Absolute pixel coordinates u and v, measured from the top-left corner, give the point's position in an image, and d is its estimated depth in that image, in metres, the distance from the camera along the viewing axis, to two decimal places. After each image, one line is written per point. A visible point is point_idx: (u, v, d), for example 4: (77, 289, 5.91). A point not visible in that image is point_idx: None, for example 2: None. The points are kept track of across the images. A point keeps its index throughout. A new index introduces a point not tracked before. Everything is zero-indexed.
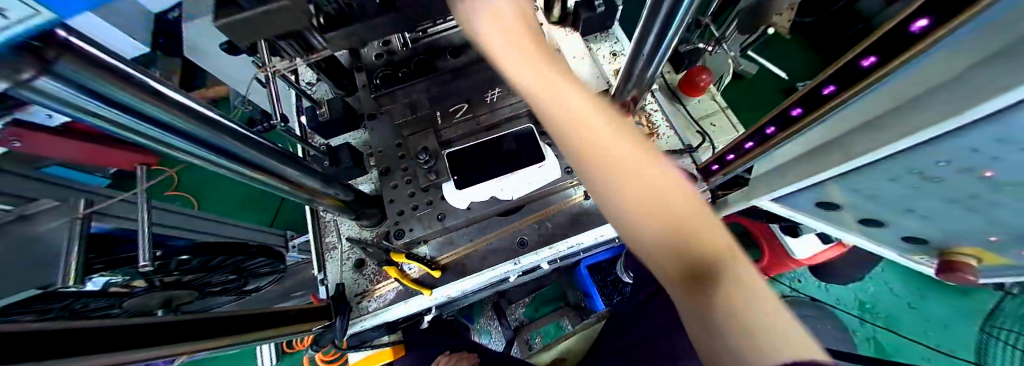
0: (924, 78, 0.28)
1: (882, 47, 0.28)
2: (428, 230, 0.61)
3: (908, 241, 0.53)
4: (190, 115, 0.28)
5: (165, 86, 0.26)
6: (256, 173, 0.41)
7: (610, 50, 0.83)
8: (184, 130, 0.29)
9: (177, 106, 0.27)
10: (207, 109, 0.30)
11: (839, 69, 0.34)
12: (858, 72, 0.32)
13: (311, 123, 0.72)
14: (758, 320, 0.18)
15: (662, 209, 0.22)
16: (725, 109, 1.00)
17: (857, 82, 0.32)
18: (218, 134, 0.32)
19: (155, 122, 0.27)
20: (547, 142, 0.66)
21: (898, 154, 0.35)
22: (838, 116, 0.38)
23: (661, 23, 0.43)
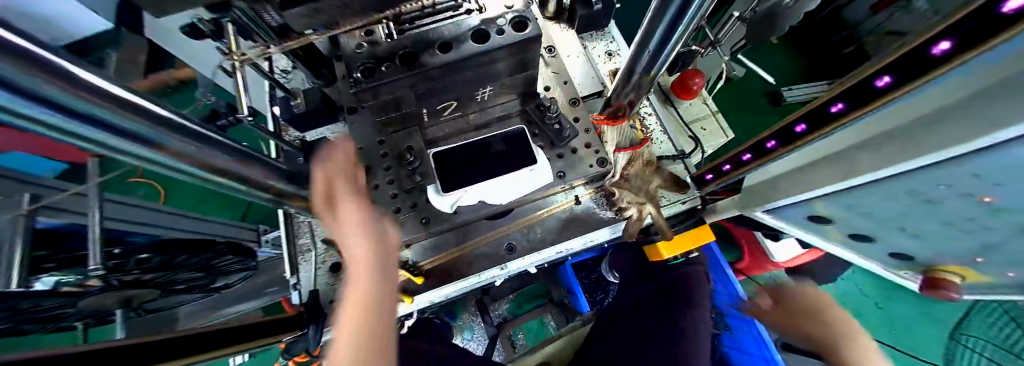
0: (928, 102, 0.28)
1: (900, 67, 0.27)
2: (411, 235, 0.57)
3: (893, 256, 0.54)
4: (139, 116, 0.24)
5: (112, 84, 0.22)
6: (213, 174, 0.36)
7: (605, 48, 0.80)
8: (120, 128, 0.24)
9: (126, 105, 0.23)
10: (156, 106, 0.26)
11: (852, 89, 0.33)
12: (870, 94, 0.31)
13: (284, 114, 0.66)
14: None
15: None
16: (716, 113, 1.00)
17: (869, 103, 0.31)
18: (163, 132, 0.27)
19: (105, 127, 0.23)
20: (540, 144, 0.63)
21: (899, 175, 0.35)
22: (841, 134, 0.38)
23: (667, 26, 0.41)
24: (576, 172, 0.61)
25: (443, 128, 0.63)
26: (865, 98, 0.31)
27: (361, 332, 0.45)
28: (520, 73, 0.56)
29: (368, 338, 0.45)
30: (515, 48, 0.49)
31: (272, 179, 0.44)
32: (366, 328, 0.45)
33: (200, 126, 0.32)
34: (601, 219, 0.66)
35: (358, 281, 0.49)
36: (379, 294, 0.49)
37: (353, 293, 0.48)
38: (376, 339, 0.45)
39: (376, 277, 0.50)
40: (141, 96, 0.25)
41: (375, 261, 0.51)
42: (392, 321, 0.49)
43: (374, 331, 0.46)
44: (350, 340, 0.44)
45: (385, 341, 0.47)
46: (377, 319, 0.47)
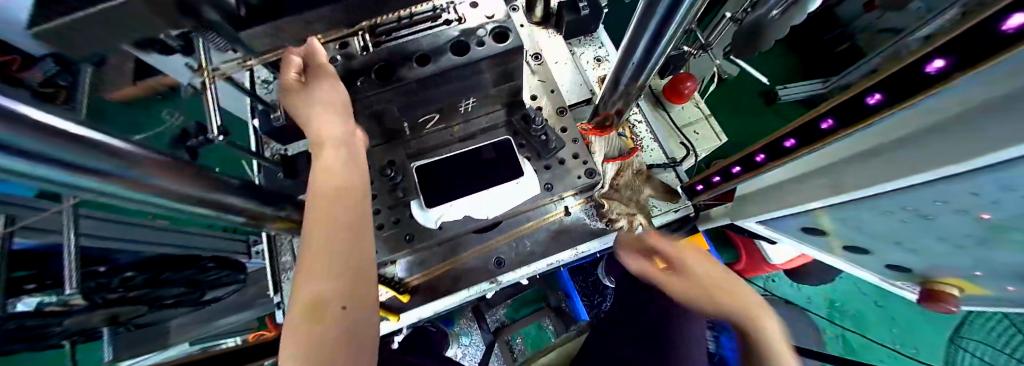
0: (919, 120, 0.27)
1: (891, 84, 0.26)
2: (394, 253, 0.55)
3: (892, 268, 0.53)
4: (107, 155, 0.23)
5: (83, 127, 0.21)
6: (179, 201, 0.35)
7: (593, 54, 0.79)
8: (89, 166, 0.23)
9: (94, 146, 0.22)
10: (125, 143, 0.25)
11: (842, 105, 0.31)
12: (863, 112, 0.30)
13: (264, 126, 0.61)
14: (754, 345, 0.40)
15: None
16: (709, 116, 0.98)
17: (862, 119, 0.30)
18: (131, 168, 0.26)
19: (71, 168, 0.22)
20: (526, 155, 0.62)
21: (892, 191, 0.33)
22: (838, 148, 0.37)
23: (650, 33, 0.39)
24: (564, 184, 0.59)
25: (426, 140, 0.61)
26: (856, 113, 0.30)
27: (328, 279, 0.36)
28: (503, 83, 0.55)
29: (333, 288, 0.36)
30: (497, 60, 0.48)
31: (242, 202, 0.42)
32: (334, 277, 0.36)
33: (168, 155, 0.31)
34: (592, 230, 0.64)
35: (322, 219, 0.38)
36: (349, 239, 0.39)
37: (313, 237, 0.38)
38: (345, 291, 0.36)
39: (345, 219, 0.40)
40: (107, 132, 0.24)
41: (346, 199, 0.41)
42: (368, 274, 0.40)
43: (343, 282, 0.37)
44: (316, 291, 0.35)
45: (356, 292, 0.38)
46: (348, 265, 0.38)
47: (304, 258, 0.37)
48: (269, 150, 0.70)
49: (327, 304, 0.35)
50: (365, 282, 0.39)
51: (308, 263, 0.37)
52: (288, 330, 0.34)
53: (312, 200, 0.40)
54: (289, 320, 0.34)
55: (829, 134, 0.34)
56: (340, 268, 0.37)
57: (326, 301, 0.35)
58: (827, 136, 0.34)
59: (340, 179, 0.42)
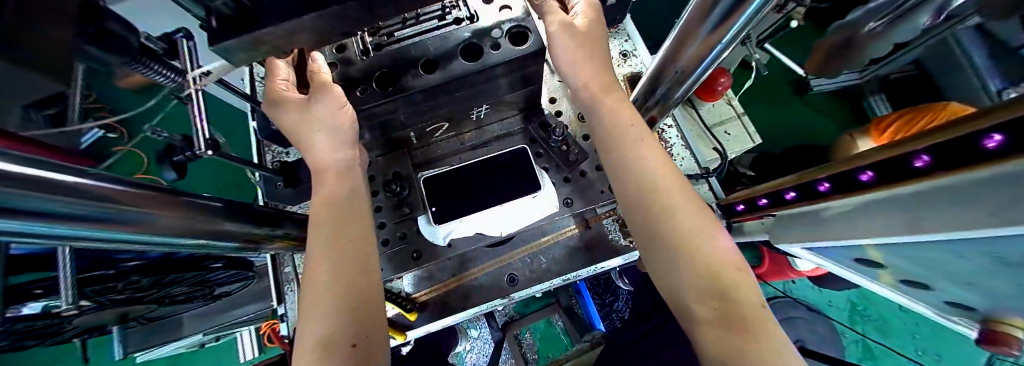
0: (993, 170, 0.20)
1: (1008, 117, 0.18)
2: (400, 271, 0.52)
3: (950, 303, 0.47)
4: (60, 196, 0.21)
5: (27, 167, 0.19)
6: (154, 235, 0.31)
7: (619, 49, 0.71)
8: (25, 210, 0.20)
9: (37, 184, 0.19)
10: (81, 178, 0.22)
11: (947, 144, 0.23)
12: (978, 155, 0.20)
13: (263, 132, 0.57)
14: (775, 344, 0.26)
15: (697, 252, 0.31)
16: (742, 115, 0.90)
17: (971, 165, 0.21)
18: (81, 207, 0.23)
19: (7, 210, 0.19)
20: (543, 165, 0.56)
21: (978, 240, 0.28)
22: (921, 193, 0.28)
23: (703, 36, 0.33)
24: (585, 201, 0.53)
25: (435, 149, 0.57)
26: (969, 157, 0.21)
27: (325, 305, 0.33)
28: (520, 89, 0.49)
29: (339, 325, 0.32)
30: (514, 65, 0.42)
31: (231, 223, 0.40)
32: (334, 313, 0.33)
33: (129, 183, 0.27)
34: (615, 246, 0.59)
35: (324, 245, 0.36)
36: (355, 261, 0.36)
37: (316, 263, 0.35)
38: (347, 325, 0.32)
39: (346, 241, 0.37)
40: (62, 170, 0.21)
41: (342, 222, 0.38)
42: (368, 302, 0.35)
43: (341, 311, 0.33)
44: (317, 332, 0.32)
45: (361, 327, 0.33)
46: (345, 295, 0.34)
47: (307, 286, 0.35)
48: (271, 154, 0.67)
49: (333, 342, 0.31)
50: (371, 306, 0.35)
51: (310, 290, 0.34)
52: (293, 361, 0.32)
53: (312, 226, 0.38)
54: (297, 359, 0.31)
55: (924, 174, 0.26)
56: (337, 298, 0.33)
57: (336, 335, 0.32)
58: (921, 176, 0.26)
59: (338, 205, 0.39)
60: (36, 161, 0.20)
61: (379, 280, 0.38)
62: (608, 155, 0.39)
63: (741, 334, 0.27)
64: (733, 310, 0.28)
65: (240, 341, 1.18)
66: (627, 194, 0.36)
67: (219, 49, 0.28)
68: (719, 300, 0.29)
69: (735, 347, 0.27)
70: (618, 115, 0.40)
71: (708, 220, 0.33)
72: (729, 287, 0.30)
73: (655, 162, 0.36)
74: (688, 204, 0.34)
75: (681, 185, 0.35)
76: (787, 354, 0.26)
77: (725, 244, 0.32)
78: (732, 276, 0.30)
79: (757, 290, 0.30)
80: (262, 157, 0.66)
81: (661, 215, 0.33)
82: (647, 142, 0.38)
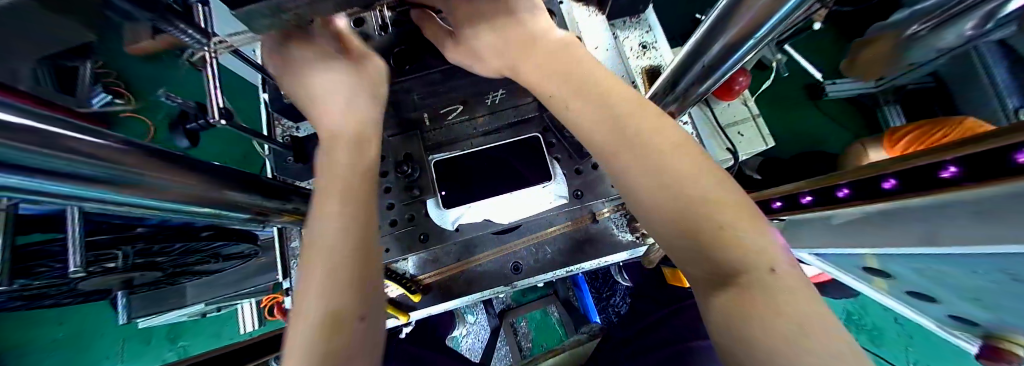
0: (1010, 185, 0.20)
1: None
2: (407, 253, 0.52)
3: (954, 318, 0.48)
4: (75, 155, 0.20)
5: (38, 120, 0.18)
6: (165, 201, 0.31)
7: (639, 42, 0.70)
8: (41, 166, 0.19)
9: (52, 139, 0.19)
10: (87, 137, 0.22)
11: (972, 157, 0.22)
12: (1006, 167, 0.20)
13: (273, 105, 0.57)
14: (784, 311, 0.21)
15: (680, 211, 0.27)
16: (757, 116, 0.88)
17: (994, 177, 0.21)
18: (90, 168, 0.22)
19: (33, 168, 0.19)
20: (555, 156, 0.56)
21: (999, 256, 0.28)
22: (935, 208, 0.28)
23: (730, 38, 0.33)
24: (595, 193, 0.53)
25: (446, 133, 0.57)
26: (997, 169, 0.21)
27: (323, 277, 0.30)
28: None
29: (348, 299, 0.30)
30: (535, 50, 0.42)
31: (241, 195, 0.39)
32: (339, 286, 0.30)
33: (135, 147, 0.26)
34: (620, 241, 0.59)
35: (332, 215, 0.34)
36: (360, 232, 0.34)
37: (322, 234, 0.33)
38: (354, 299, 0.30)
39: (352, 212, 0.35)
40: (73, 129, 0.21)
41: (348, 192, 0.36)
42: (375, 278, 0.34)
43: (347, 284, 0.30)
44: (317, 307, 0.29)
45: (367, 303, 0.31)
46: (354, 268, 0.32)
47: (306, 259, 0.33)
48: (280, 128, 0.66)
49: (344, 319, 0.29)
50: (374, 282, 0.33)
51: (310, 261, 0.32)
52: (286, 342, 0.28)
53: (318, 196, 0.36)
54: (294, 337, 0.28)
55: (948, 184, 0.25)
56: (340, 268, 0.31)
57: (344, 310, 0.29)
58: (945, 186, 0.25)
59: (350, 177, 0.37)
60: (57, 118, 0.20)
61: (380, 255, 0.36)
62: (572, 115, 0.36)
63: (743, 295, 0.23)
64: (730, 271, 0.24)
65: (242, 313, 1.20)
66: (601, 148, 0.33)
67: (240, 15, 0.28)
68: (715, 262, 0.25)
69: (739, 314, 0.22)
70: (597, 69, 0.37)
71: (698, 168, 0.28)
72: (727, 246, 0.24)
73: (630, 116, 0.32)
74: (677, 158, 0.29)
75: (660, 136, 0.31)
76: (804, 325, 0.20)
77: (717, 191, 0.27)
78: (737, 231, 0.24)
79: (772, 248, 0.24)
80: (272, 131, 0.66)
81: (629, 166, 0.31)
82: (628, 98, 0.34)
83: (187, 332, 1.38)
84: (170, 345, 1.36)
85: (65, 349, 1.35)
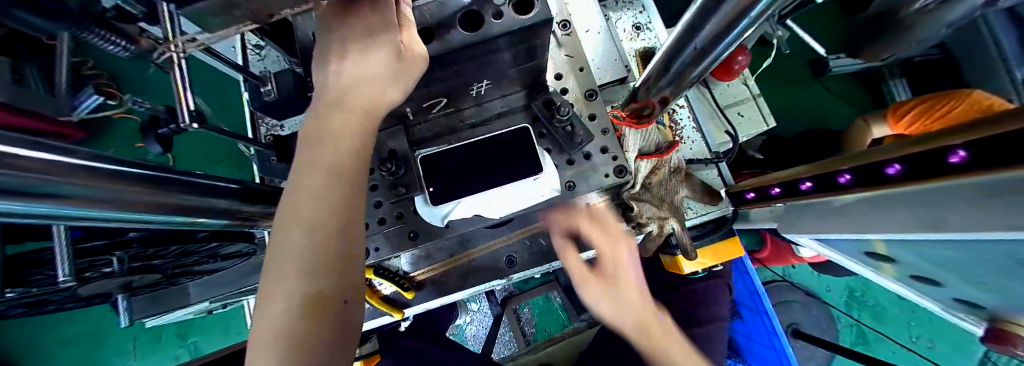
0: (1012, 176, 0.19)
1: None
2: (398, 251, 0.51)
3: (958, 300, 0.47)
4: (37, 180, 0.19)
5: (14, 145, 0.17)
6: (141, 214, 0.30)
7: (633, 22, 0.66)
8: (8, 191, 0.18)
9: (24, 166, 0.18)
10: (60, 157, 0.21)
11: (987, 140, 0.21)
12: (1017, 152, 0.18)
13: (254, 102, 0.55)
14: None
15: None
16: (757, 96, 0.86)
17: (999, 164, 0.20)
18: (64, 187, 0.21)
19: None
20: (545, 147, 0.54)
21: (1002, 244, 0.27)
22: (933, 197, 0.27)
23: (722, 22, 0.31)
24: (588, 184, 0.51)
25: (432, 127, 0.54)
26: (1002, 157, 0.20)
27: (298, 254, 0.29)
28: (528, 62, 0.46)
29: (329, 280, 0.29)
30: (517, 37, 0.38)
31: (221, 201, 0.38)
32: (310, 270, 0.29)
33: (110, 162, 0.25)
34: None
35: (309, 187, 0.31)
36: (337, 205, 0.31)
37: (294, 203, 0.30)
38: (337, 283, 0.30)
39: (330, 187, 0.31)
40: (49, 149, 0.20)
41: (330, 169, 0.32)
42: (356, 263, 0.33)
43: (317, 269, 0.29)
44: (292, 287, 0.28)
45: (350, 285, 0.32)
46: (333, 256, 0.30)
47: (274, 242, 0.30)
48: (264, 127, 0.64)
49: (328, 300, 0.29)
50: (354, 262, 0.33)
51: (283, 232, 0.29)
52: (257, 329, 0.28)
53: (298, 165, 0.32)
54: (261, 312, 0.28)
55: (956, 171, 0.24)
56: (311, 250, 0.29)
57: (324, 294, 0.29)
58: (952, 173, 0.24)
59: (341, 156, 0.33)
60: (20, 139, 0.19)
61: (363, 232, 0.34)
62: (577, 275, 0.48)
63: None
64: None
65: (248, 310, 1.22)
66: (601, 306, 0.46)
67: (193, 14, 0.26)
68: None
69: None
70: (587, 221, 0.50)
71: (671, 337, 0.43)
72: None
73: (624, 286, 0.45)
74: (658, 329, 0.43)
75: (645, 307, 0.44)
76: None
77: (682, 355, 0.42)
78: None
79: None
80: (256, 130, 0.64)
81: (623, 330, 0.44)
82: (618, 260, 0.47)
83: (194, 329, 1.40)
84: (181, 341, 1.40)
85: (77, 348, 1.38)
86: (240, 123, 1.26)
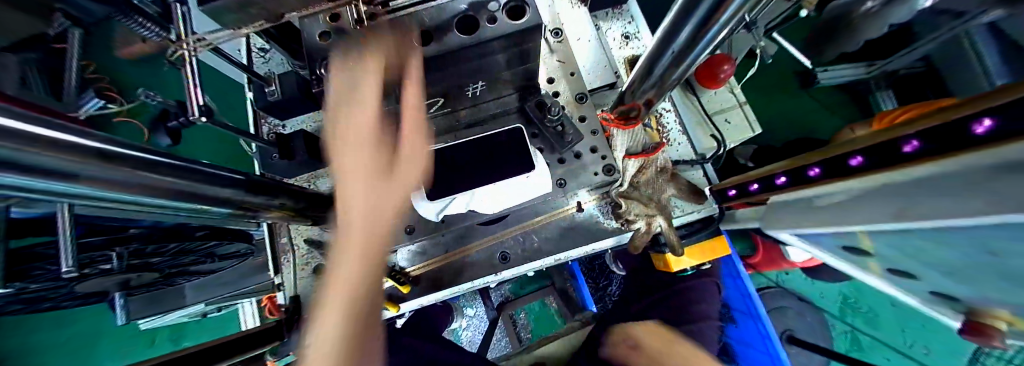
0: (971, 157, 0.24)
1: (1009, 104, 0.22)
2: (394, 245, 0.53)
3: (936, 294, 0.49)
4: (64, 158, 0.21)
5: (41, 126, 0.19)
6: (150, 197, 0.32)
7: (621, 30, 0.70)
8: (37, 168, 0.20)
9: (51, 144, 0.20)
10: (80, 138, 0.23)
11: (943, 129, 0.27)
12: (971, 140, 0.24)
13: (258, 101, 0.57)
14: None
15: None
16: (744, 103, 0.89)
17: (961, 148, 0.25)
18: (84, 167, 0.23)
19: (24, 170, 0.20)
20: (538, 146, 0.57)
21: (956, 230, 0.29)
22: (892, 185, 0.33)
23: (694, 26, 0.34)
24: (579, 182, 0.54)
25: (429, 126, 0.57)
26: (957, 143, 0.26)
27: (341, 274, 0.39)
28: (520, 65, 0.49)
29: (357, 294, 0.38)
30: (509, 40, 0.41)
31: (226, 190, 0.40)
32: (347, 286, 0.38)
33: (123, 146, 0.27)
34: (605, 229, 0.60)
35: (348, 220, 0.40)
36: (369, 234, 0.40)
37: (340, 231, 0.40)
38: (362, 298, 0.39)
39: (363, 218, 0.40)
40: (70, 131, 0.22)
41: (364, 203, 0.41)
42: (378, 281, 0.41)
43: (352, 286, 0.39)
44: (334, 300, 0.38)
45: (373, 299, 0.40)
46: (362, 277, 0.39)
47: (339, 228, 0.41)
48: (267, 126, 0.66)
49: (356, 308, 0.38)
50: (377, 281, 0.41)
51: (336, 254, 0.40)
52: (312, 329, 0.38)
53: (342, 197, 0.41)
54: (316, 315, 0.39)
55: (913, 158, 0.30)
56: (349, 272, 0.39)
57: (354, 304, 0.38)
58: (911, 159, 0.30)
59: (371, 191, 0.41)
60: (42, 120, 0.20)
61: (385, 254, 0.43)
62: None
63: None
64: None
65: (242, 313, 1.21)
66: None
67: None
68: None
69: None
70: None
71: None
72: None
73: None
74: None
75: None
76: None
77: None
78: None
79: None
80: (259, 129, 0.66)
81: None
82: None
83: (186, 333, 1.39)
84: (172, 344, 1.38)
85: (63, 352, 1.36)
86: (241, 122, 1.29)
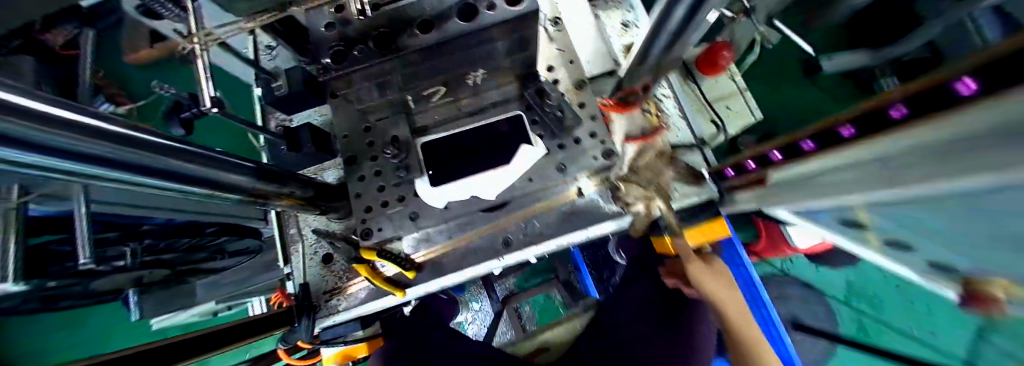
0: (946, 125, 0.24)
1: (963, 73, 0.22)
2: (399, 232, 0.54)
3: (935, 268, 0.49)
4: (85, 139, 0.23)
5: (56, 108, 0.21)
6: (166, 180, 0.33)
7: (621, 19, 0.71)
8: (58, 146, 0.22)
9: (69, 125, 0.21)
10: (97, 121, 0.24)
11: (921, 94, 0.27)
12: (949, 99, 0.24)
13: (265, 95, 0.59)
14: None
15: None
16: (743, 91, 0.89)
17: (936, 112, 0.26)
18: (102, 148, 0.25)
19: (48, 149, 0.21)
20: (538, 133, 0.57)
21: (945, 196, 0.29)
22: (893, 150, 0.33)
23: (686, 7, 0.35)
24: (578, 165, 0.55)
25: (432, 114, 0.58)
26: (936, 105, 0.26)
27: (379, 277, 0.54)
28: (518, 53, 0.50)
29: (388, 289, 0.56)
30: (508, 26, 0.42)
31: (238, 177, 0.42)
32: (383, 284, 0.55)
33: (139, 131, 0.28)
34: (606, 213, 0.60)
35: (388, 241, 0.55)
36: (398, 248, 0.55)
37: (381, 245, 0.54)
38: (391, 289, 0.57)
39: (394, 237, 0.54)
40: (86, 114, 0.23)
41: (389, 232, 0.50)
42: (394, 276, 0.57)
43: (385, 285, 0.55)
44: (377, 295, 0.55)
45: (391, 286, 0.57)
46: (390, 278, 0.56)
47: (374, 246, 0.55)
48: (274, 121, 0.68)
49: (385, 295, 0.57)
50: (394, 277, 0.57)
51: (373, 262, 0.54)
52: None
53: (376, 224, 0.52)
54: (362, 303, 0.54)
55: (902, 122, 0.30)
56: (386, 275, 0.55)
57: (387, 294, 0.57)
58: (899, 124, 0.30)
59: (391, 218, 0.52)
60: (59, 103, 0.22)
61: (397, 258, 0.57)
62: None
63: None
64: None
65: (251, 309, 1.23)
66: None
67: None
68: None
69: None
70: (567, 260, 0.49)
71: None
72: None
73: None
74: None
75: None
76: None
77: None
78: None
79: None
80: (267, 123, 0.68)
81: None
82: None
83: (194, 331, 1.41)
84: None
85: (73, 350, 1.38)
86: (246, 111, 1.31)
